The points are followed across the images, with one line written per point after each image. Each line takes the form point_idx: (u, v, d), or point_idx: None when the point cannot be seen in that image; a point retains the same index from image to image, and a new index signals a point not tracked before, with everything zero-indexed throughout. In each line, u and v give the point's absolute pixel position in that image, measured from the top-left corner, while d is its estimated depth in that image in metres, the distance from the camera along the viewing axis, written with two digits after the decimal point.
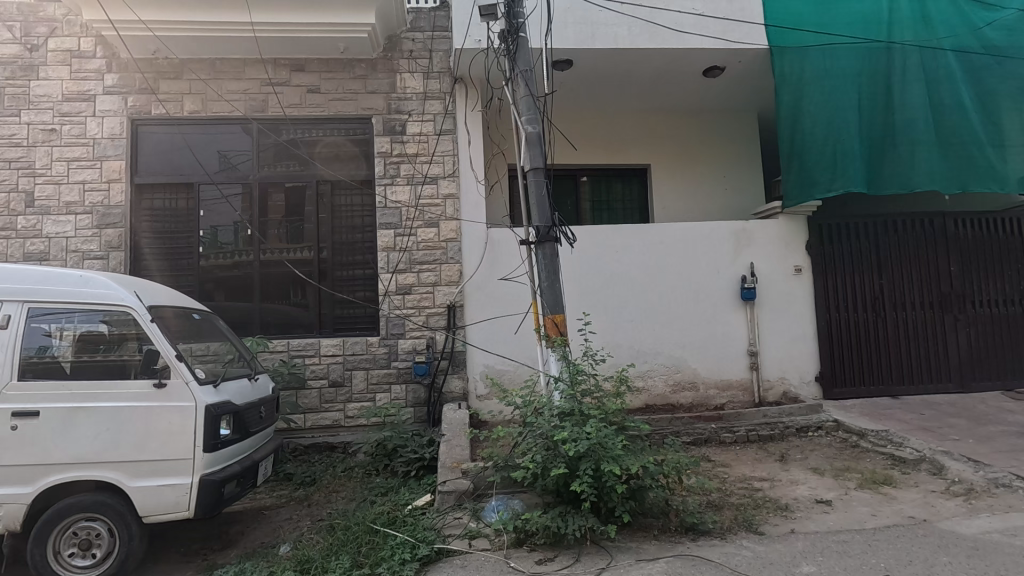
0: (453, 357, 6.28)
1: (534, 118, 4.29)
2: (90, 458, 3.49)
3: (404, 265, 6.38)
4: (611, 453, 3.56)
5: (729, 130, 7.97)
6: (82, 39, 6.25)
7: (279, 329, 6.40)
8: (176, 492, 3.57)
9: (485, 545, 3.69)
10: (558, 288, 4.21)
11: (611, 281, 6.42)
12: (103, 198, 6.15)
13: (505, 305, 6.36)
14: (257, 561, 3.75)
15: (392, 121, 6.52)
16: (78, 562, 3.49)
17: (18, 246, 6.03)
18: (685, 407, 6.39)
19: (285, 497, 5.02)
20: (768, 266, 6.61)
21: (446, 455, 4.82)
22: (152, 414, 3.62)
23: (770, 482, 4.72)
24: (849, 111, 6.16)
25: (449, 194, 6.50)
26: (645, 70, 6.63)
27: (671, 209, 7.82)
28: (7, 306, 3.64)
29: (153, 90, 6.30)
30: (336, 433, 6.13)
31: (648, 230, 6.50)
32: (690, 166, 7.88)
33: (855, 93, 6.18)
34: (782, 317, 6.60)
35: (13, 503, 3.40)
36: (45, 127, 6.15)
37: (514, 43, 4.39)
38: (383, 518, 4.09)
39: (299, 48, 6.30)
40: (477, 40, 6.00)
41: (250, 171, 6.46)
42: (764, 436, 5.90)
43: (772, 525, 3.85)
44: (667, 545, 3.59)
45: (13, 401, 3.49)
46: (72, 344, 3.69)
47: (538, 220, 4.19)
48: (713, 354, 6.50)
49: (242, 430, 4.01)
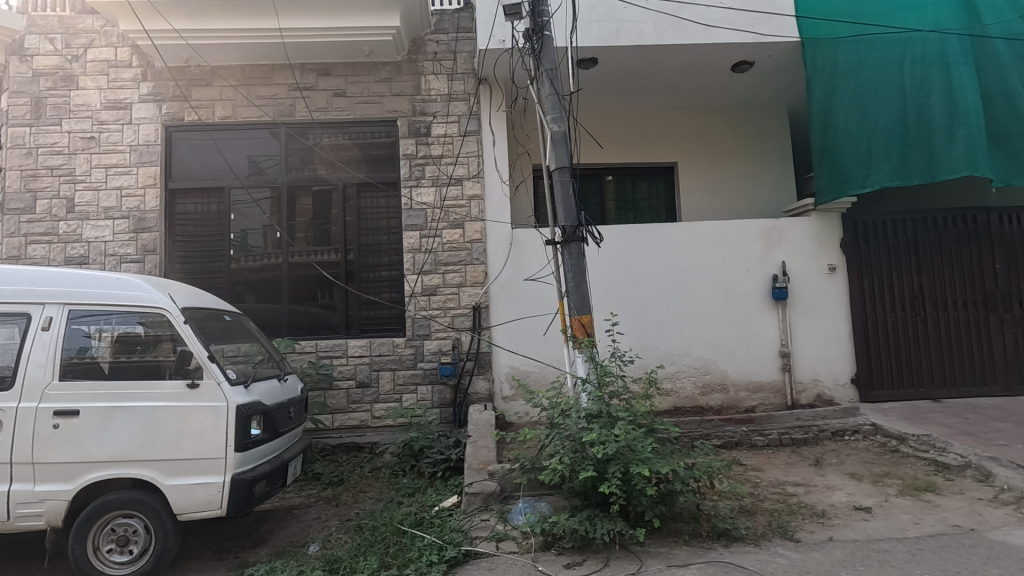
0: (478, 358, 6.27)
1: (559, 117, 4.25)
2: (127, 456, 3.58)
3: (430, 266, 6.40)
4: (640, 455, 3.49)
5: (758, 127, 7.79)
6: (119, 49, 6.45)
7: (308, 330, 6.49)
8: (208, 490, 3.64)
9: (513, 548, 3.66)
10: (585, 287, 4.15)
11: (637, 282, 6.32)
12: (138, 204, 6.32)
13: (531, 306, 6.33)
14: (287, 560, 3.78)
15: (417, 122, 6.56)
16: (116, 558, 3.58)
17: (60, 251, 6.24)
18: (715, 409, 6.27)
19: (313, 497, 5.07)
20: (800, 265, 6.43)
21: (472, 456, 4.82)
22: (184, 414, 3.69)
23: (805, 487, 4.58)
24: (888, 102, 5.93)
25: (474, 195, 6.49)
26: (672, 67, 6.52)
27: (699, 208, 7.69)
28: (50, 308, 3.76)
29: (186, 96, 6.46)
30: (363, 434, 6.18)
31: (675, 229, 6.39)
32: (718, 165, 7.73)
33: (894, 84, 5.94)
34: (816, 317, 6.41)
35: (55, 500, 3.51)
36: (84, 135, 6.35)
37: (539, 41, 4.35)
38: (411, 519, 4.10)
39: (326, 53, 6.38)
40: (501, 40, 5.98)
41: (278, 175, 6.56)
42: (797, 440, 5.75)
43: (808, 532, 3.73)
44: (698, 551, 3.51)
45: (55, 400, 3.60)
46: (110, 345, 3.79)
47: (564, 219, 4.15)
48: (743, 356, 6.35)
49: (272, 430, 4.07)
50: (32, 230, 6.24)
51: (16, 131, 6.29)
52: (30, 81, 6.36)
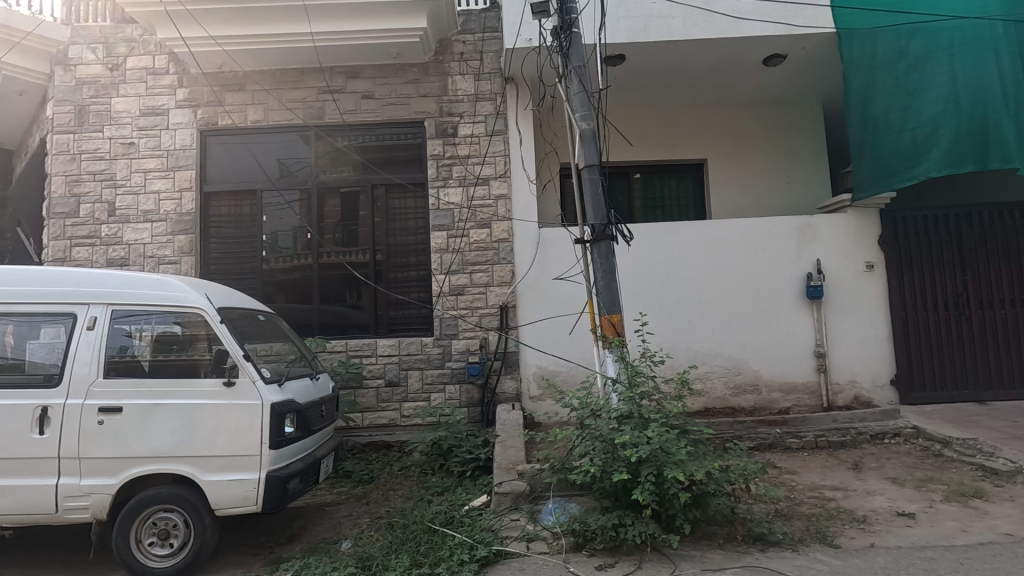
0: (506, 358, 6.27)
1: (588, 114, 4.22)
2: (166, 452, 3.68)
3: (457, 266, 6.42)
4: (674, 458, 3.43)
5: (790, 122, 7.61)
6: (156, 57, 6.64)
7: (337, 330, 6.58)
8: (244, 486, 3.71)
9: (544, 548, 3.64)
10: (615, 287, 4.11)
11: (667, 280, 6.23)
12: (175, 206, 6.50)
13: (559, 306, 6.29)
14: (320, 556, 3.83)
15: (444, 123, 6.59)
16: (157, 551, 3.68)
17: (102, 253, 6.46)
18: (748, 410, 6.14)
19: (344, 494, 5.15)
20: (836, 263, 6.25)
21: (501, 456, 4.81)
22: (221, 412, 3.77)
23: (844, 491, 4.45)
24: (937, 87, 5.62)
25: (501, 194, 6.49)
26: (702, 62, 6.40)
27: (729, 205, 7.55)
28: (95, 308, 3.89)
29: (220, 101, 6.61)
30: (392, 432, 6.23)
31: (704, 227, 6.28)
32: (749, 161, 7.58)
33: (943, 67, 5.62)
34: (852, 316, 6.22)
35: (99, 494, 3.63)
36: (124, 141, 6.56)
37: (567, 39, 4.32)
38: (441, 518, 4.12)
39: (354, 56, 6.45)
40: (528, 39, 5.95)
41: (308, 177, 6.67)
42: (834, 442, 5.60)
43: (848, 538, 3.62)
44: (734, 555, 3.44)
45: (99, 397, 3.72)
46: (149, 344, 3.90)
47: (593, 218, 4.11)
48: (777, 356, 6.20)
49: (305, 428, 4.13)
50: (76, 233, 6.48)
51: (61, 138, 6.55)
52: (74, 89, 6.61)
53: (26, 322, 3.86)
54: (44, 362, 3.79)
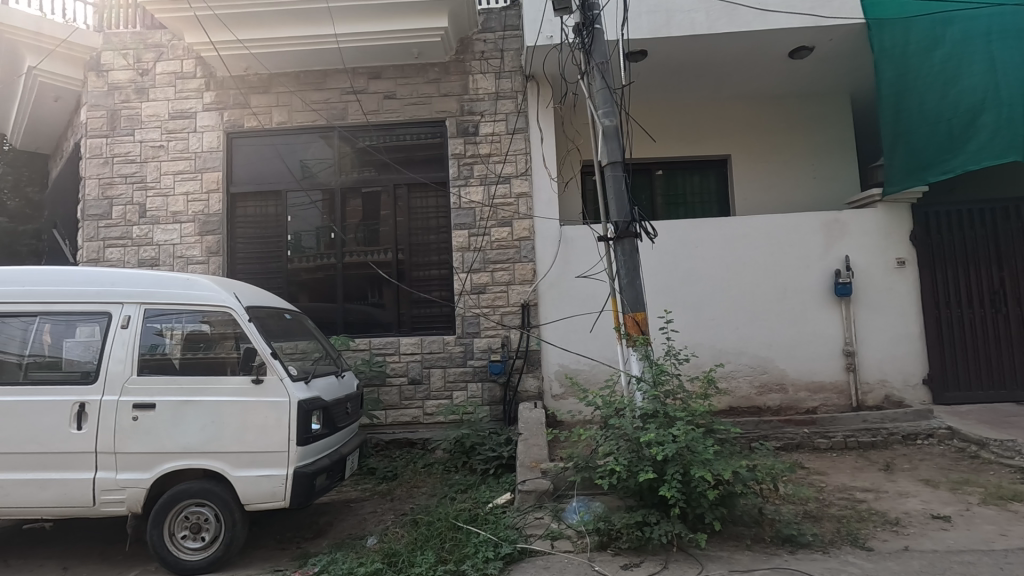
0: (528, 356, 6.26)
1: (611, 110, 4.18)
2: (197, 447, 3.76)
3: (479, 265, 6.44)
4: (700, 458, 3.40)
5: (816, 116, 7.45)
6: (184, 61, 6.78)
7: (361, 328, 6.65)
8: (272, 482, 3.77)
9: (568, 547, 3.63)
10: (639, 285, 4.08)
11: (690, 278, 6.16)
12: (203, 207, 6.64)
13: (580, 304, 6.26)
14: (346, 552, 3.88)
15: (465, 122, 6.61)
16: (190, 545, 3.76)
17: (133, 254, 6.63)
18: (774, 410, 6.04)
19: (369, 491, 5.21)
20: (865, 259, 6.11)
21: (524, 454, 4.80)
22: (249, 409, 3.83)
23: (875, 493, 4.34)
24: (975, 77, 5.47)
25: (522, 193, 6.48)
26: (726, 56, 6.30)
27: (754, 201, 7.42)
28: (129, 307, 4.00)
29: (246, 104, 6.73)
30: (415, 430, 6.27)
31: (728, 223, 6.19)
32: (773, 156, 7.45)
33: (981, 57, 5.47)
34: (882, 314, 6.07)
35: (134, 487, 3.73)
36: (154, 144, 6.71)
37: (590, 35, 4.29)
38: (465, 515, 4.14)
39: (376, 56, 6.50)
40: (549, 36, 5.93)
41: (331, 177, 6.75)
42: (864, 443, 5.50)
43: (880, 541, 3.53)
44: (762, 556, 3.39)
45: (133, 394, 3.83)
46: (179, 342, 3.99)
47: (617, 215, 4.08)
48: (803, 355, 6.08)
49: (331, 425, 4.19)
50: (109, 234, 6.66)
51: (94, 142, 6.73)
52: (106, 94, 6.79)
53: (63, 321, 3.99)
54: (80, 359, 3.91)
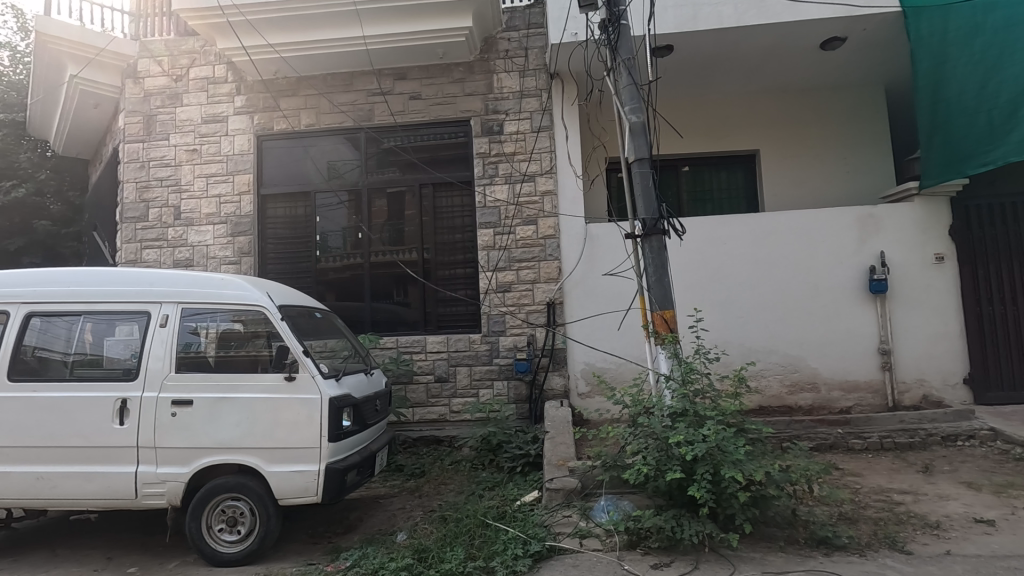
0: (553, 354, 6.26)
1: (637, 107, 4.15)
2: (232, 443, 3.86)
3: (504, 264, 6.45)
4: (731, 458, 3.34)
5: (849, 108, 7.26)
6: (216, 67, 6.95)
7: (388, 327, 6.73)
8: (305, 478, 3.84)
9: (597, 545, 3.62)
10: (667, 282, 4.04)
11: (719, 275, 6.07)
12: (235, 209, 6.80)
13: (607, 301, 6.22)
14: (377, 547, 3.94)
15: (490, 121, 6.63)
16: (226, 538, 3.86)
17: (169, 254, 6.83)
18: (805, 409, 5.91)
19: (397, 488, 5.28)
20: (902, 255, 5.94)
21: (551, 453, 4.80)
22: (282, 406, 3.92)
23: (913, 495, 4.22)
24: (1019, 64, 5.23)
25: (547, 190, 6.47)
26: (755, 49, 6.19)
27: (784, 196, 7.28)
28: (166, 307, 4.12)
29: (276, 107, 6.87)
30: (442, 427, 6.33)
31: (758, 219, 6.08)
32: (804, 150, 7.30)
33: None
34: (920, 311, 5.89)
35: (174, 481, 3.84)
36: (188, 147, 6.90)
37: (616, 31, 4.26)
38: (493, 513, 4.16)
39: (402, 57, 6.56)
40: (574, 33, 5.90)
41: (358, 178, 6.84)
42: (901, 444, 5.36)
43: (920, 545, 3.43)
44: (796, 558, 3.33)
45: (172, 390, 3.95)
46: (214, 341, 4.09)
47: (644, 213, 4.05)
48: (836, 354, 5.94)
49: (361, 422, 4.26)
50: (146, 236, 6.87)
51: (132, 147, 6.95)
52: (142, 101, 7.00)
53: (104, 320, 4.13)
54: (120, 357, 4.05)
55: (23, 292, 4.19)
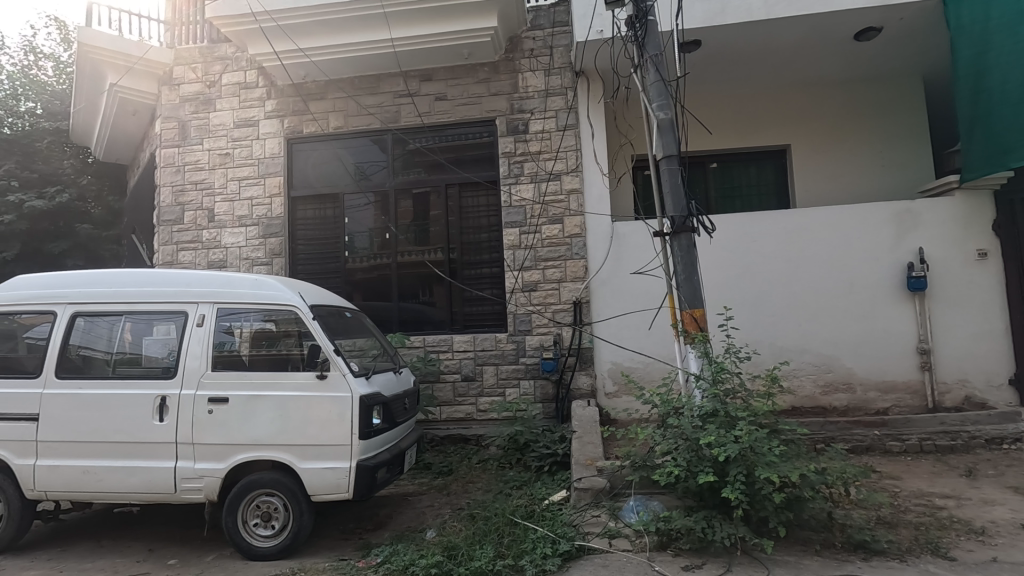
0: (580, 353, 6.23)
1: (665, 103, 4.10)
2: (267, 440, 3.95)
3: (530, 263, 6.45)
4: (764, 459, 3.28)
5: (884, 100, 7.05)
6: (247, 72, 7.11)
7: (415, 326, 6.79)
8: (337, 475, 3.90)
9: (627, 545, 3.60)
10: (696, 280, 3.98)
11: (749, 273, 5.96)
12: (266, 211, 6.95)
13: (634, 300, 6.16)
14: (407, 544, 3.98)
15: (515, 121, 6.63)
16: (261, 532, 3.96)
17: (204, 256, 7.02)
18: (840, 410, 5.76)
19: (425, 485, 5.33)
20: (942, 251, 5.74)
21: (579, 452, 4.79)
22: (315, 403, 3.99)
23: (956, 500, 4.08)
24: None
25: (573, 189, 6.45)
26: (786, 42, 6.06)
27: (816, 192, 7.11)
28: (203, 307, 4.24)
29: (306, 110, 6.99)
30: (469, 426, 6.38)
31: (789, 216, 5.95)
32: (837, 145, 7.11)
33: None
34: (961, 310, 5.68)
35: (211, 476, 3.94)
36: (221, 152, 7.08)
37: (643, 28, 4.22)
38: (521, 512, 4.17)
39: (428, 58, 6.61)
40: (600, 31, 5.85)
41: (385, 179, 6.93)
42: (942, 447, 5.20)
43: (965, 551, 3.32)
44: (833, 563, 3.25)
45: (209, 388, 4.06)
46: (248, 340, 4.19)
47: (673, 210, 4.00)
48: (872, 354, 5.78)
49: (390, 420, 4.31)
50: (182, 238, 7.07)
51: (168, 152, 7.17)
52: (178, 106, 7.22)
53: (144, 320, 4.27)
54: (159, 356, 4.18)
55: (69, 293, 4.37)
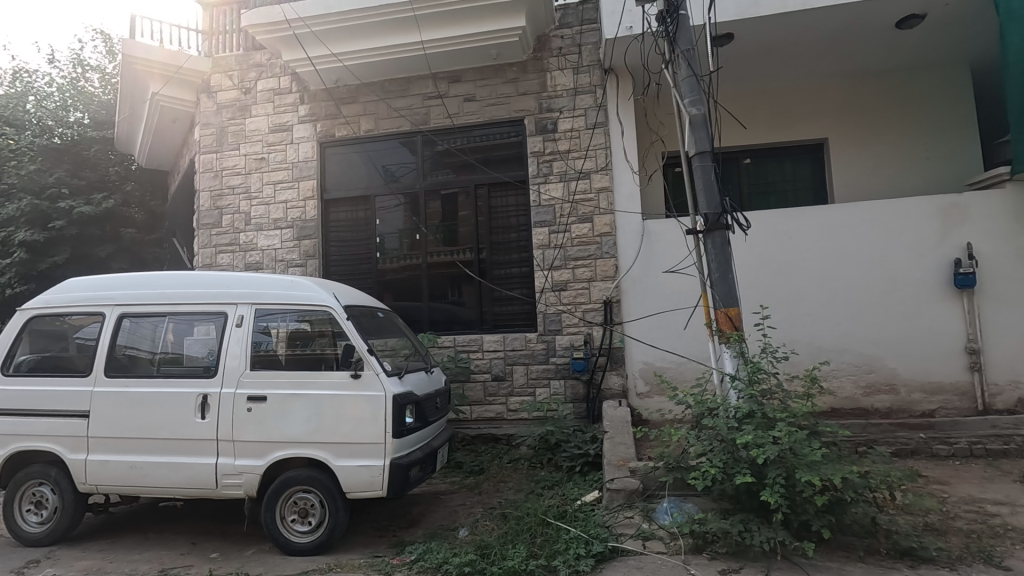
0: (611, 353, 6.19)
1: (698, 99, 4.03)
2: (304, 438, 4.04)
3: (560, 262, 6.43)
4: (805, 461, 3.19)
5: (928, 90, 6.79)
6: (281, 78, 7.28)
7: (445, 326, 6.84)
8: (371, 472, 3.95)
9: (661, 547, 3.55)
10: (731, 279, 3.90)
11: (785, 271, 5.81)
12: (300, 214, 7.10)
13: (666, 299, 6.07)
14: (440, 542, 4.01)
15: (544, 120, 6.62)
16: (298, 528, 4.04)
17: (241, 258, 7.22)
18: (883, 412, 5.56)
19: (457, 484, 5.37)
20: (991, 246, 5.48)
21: (611, 453, 4.75)
22: (349, 402, 4.06)
23: (1010, 507, 3.89)
24: None
25: (602, 187, 6.40)
26: (822, 33, 5.89)
27: (855, 186, 6.89)
28: (241, 308, 4.36)
29: (337, 114, 7.12)
30: (499, 425, 6.40)
31: (827, 212, 5.77)
32: (877, 137, 6.88)
33: None
34: (1013, 307, 5.42)
35: (250, 473, 4.05)
36: (257, 156, 7.26)
37: (674, 23, 4.16)
38: (554, 512, 4.16)
39: (457, 59, 6.66)
40: (629, 27, 5.79)
41: (414, 181, 7.00)
42: (994, 451, 4.99)
43: (1020, 561, 3.17)
44: (877, 569, 3.15)
45: (248, 386, 4.17)
46: (284, 339, 4.29)
47: (706, 207, 3.93)
48: (917, 353, 5.56)
49: (422, 419, 4.36)
50: (220, 241, 7.28)
51: (207, 158, 7.40)
52: (216, 113, 7.44)
53: (186, 321, 4.41)
54: (200, 355, 4.32)
55: (117, 295, 4.55)
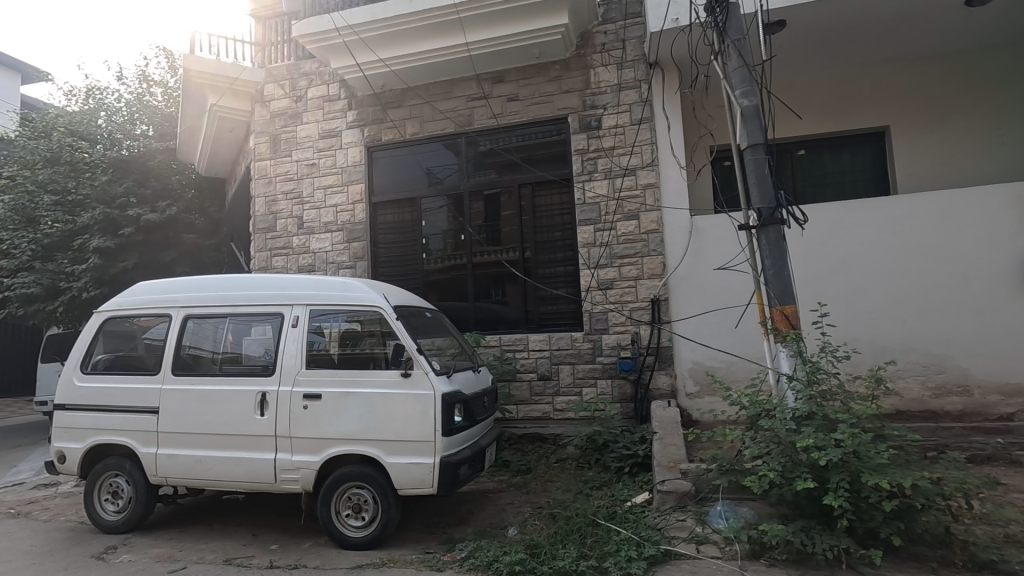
0: (659, 353, 6.08)
1: (750, 89, 3.90)
2: (356, 435, 4.14)
3: (606, 260, 6.36)
4: (870, 465, 3.04)
5: (1001, 71, 6.35)
6: (330, 85, 7.50)
7: (490, 325, 6.88)
8: (422, 469, 4.02)
9: (715, 553, 3.47)
10: (787, 275, 3.76)
11: (844, 266, 5.55)
12: (350, 217, 7.30)
13: (716, 297, 5.91)
14: (490, 540, 4.04)
15: (588, 117, 6.56)
16: (352, 523, 4.15)
17: (294, 261, 7.48)
18: (954, 415, 5.23)
19: (505, 483, 5.39)
20: None
21: (661, 454, 4.66)
22: (400, 400, 4.14)
23: None
24: None
25: (649, 183, 6.29)
26: (883, 15, 5.60)
27: (920, 176, 6.52)
28: (296, 309, 4.51)
29: (384, 118, 7.27)
30: (546, 425, 6.38)
31: (890, 203, 5.48)
32: (944, 124, 6.48)
33: None
34: None
35: (307, 468, 4.19)
36: (308, 162, 7.51)
37: (724, 12, 4.05)
38: (603, 513, 4.12)
39: (500, 60, 6.69)
40: (675, 19, 5.66)
41: (458, 182, 7.07)
42: None
43: None
44: None
45: (303, 385, 4.31)
46: (336, 339, 4.42)
47: (760, 201, 3.80)
48: (992, 352, 5.21)
49: (471, 418, 4.40)
50: (275, 245, 7.57)
51: (262, 165, 7.70)
52: (269, 122, 7.73)
53: (244, 322, 4.60)
54: (258, 355, 4.50)
55: (182, 297, 4.80)
